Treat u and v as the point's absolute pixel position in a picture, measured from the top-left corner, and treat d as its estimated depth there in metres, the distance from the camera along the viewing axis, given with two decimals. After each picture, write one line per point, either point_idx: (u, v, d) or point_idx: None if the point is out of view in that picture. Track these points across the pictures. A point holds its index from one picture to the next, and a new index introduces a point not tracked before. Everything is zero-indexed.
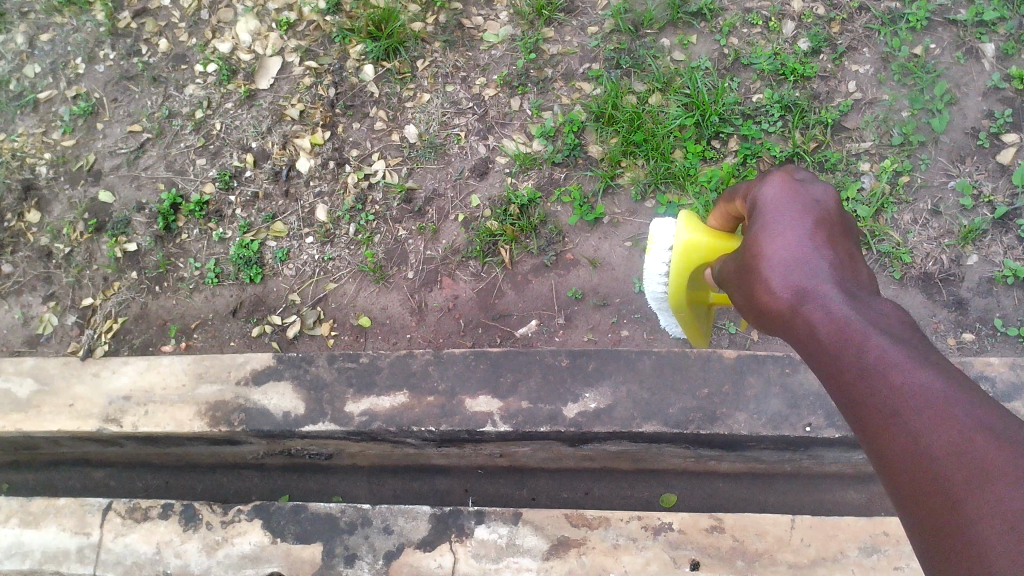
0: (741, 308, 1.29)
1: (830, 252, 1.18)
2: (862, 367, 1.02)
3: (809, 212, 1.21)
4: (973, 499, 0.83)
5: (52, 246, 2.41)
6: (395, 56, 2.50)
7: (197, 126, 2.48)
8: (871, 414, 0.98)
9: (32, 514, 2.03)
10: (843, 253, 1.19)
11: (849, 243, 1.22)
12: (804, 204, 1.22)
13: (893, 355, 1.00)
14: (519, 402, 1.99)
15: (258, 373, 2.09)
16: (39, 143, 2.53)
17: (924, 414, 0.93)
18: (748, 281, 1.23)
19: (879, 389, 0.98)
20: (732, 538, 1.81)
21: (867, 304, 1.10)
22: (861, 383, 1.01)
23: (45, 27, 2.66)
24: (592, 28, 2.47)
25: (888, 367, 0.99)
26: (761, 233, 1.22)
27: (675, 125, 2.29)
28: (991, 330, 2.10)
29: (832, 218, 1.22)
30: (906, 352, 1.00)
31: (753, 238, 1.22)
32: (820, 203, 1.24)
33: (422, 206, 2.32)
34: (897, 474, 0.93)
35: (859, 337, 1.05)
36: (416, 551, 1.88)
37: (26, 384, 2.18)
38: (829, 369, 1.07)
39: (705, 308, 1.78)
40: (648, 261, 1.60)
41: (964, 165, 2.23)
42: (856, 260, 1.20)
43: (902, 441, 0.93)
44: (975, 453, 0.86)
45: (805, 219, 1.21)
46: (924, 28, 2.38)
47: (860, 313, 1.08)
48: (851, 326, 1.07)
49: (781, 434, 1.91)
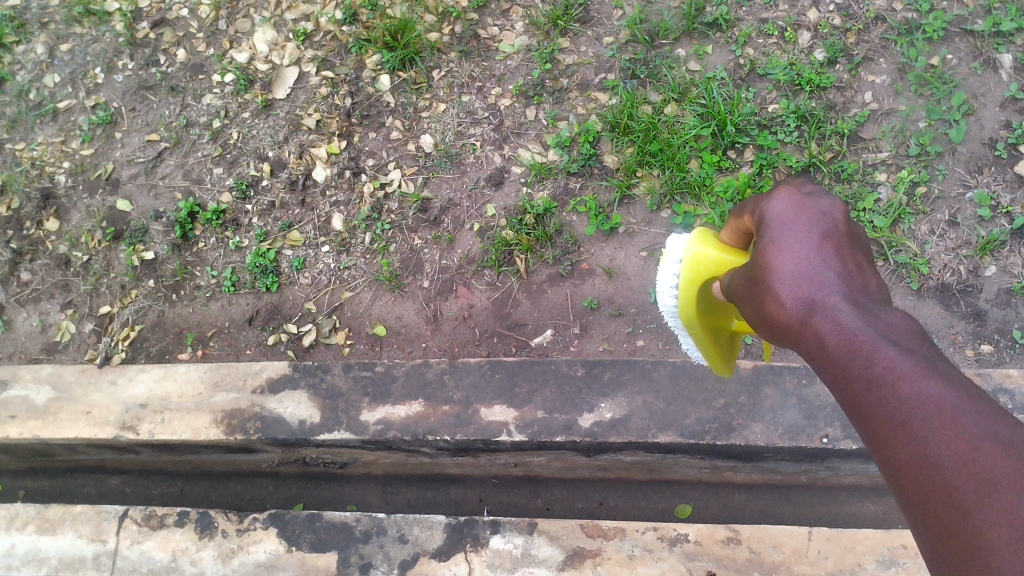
0: (750, 319, 1.28)
1: (838, 263, 1.16)
2: (869, 378, 1.01)
3: (817, 225, 1.20)
4: (984, 511, 0.83)
5: (70, 253, 2.43)
6: (411, 66, 2.51)
7: (214, 135, 2.50)
8: (879, 424, 0.97)
9: (49, 521, 2.04)
10: (852, 262, 1.18)
11: (857, 254, 1.20)
12: (811, 215, 1.21)
13: (900, 365, 0.99)
14: (534, 412, 1.99)
15: (275, 381, 2.10)
16: (58, 152, 2.55)
17: (931, 423, 0.92)
18: (756, 294, 1.22)
19: (886, 399, 0.97)
20: (749, 550, 1.80)
21: (875, 313, 1.09)
22: (868, 393, 1.00)
23: (65, 38, 2.69)
24: (608, 38, 2.48)
25: (895, 377, 0.98)
26: (769, 247, 1.20)
27: (691, 135, 2.29)
28: (1010, 342, 2.07)
29: (838, 229, 1.21)
30: (914, 361, 0.99)
31: (760, 251, 1.21)
32: (827, 213, 1.22)
33: (438, 215, 2.33)
34: (906, 483, 0.92)
35: (868, 348, 1.03)
36: (431, 561, 1.88)
37: (44, 391, 2.19)
38: (837, 380, 1.06)
39: (732, 338, 1.75)
40: (659, 271, 1.60)
41: (982, 176, 2.22)
42: (865, 270, 1.18)
43: (909, 452, 0.92)
44: (983, 463, 0.85)
45: (812, 231, 1.19)
46: (941, 39, 2.37)
47: (868, 324, 1.07)
48: (858, 337, 1.06)
49: (798, 445, 1.91)
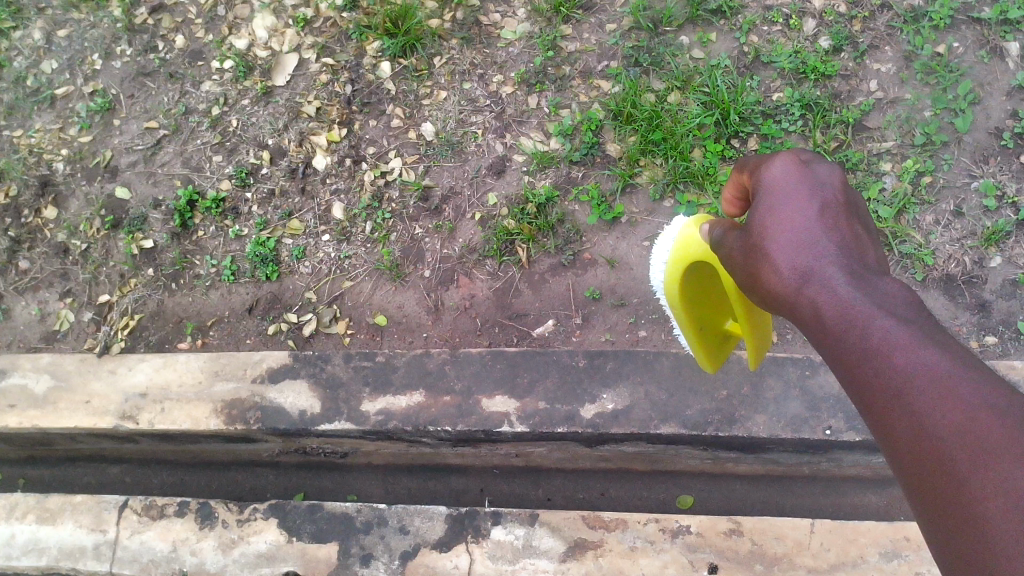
0: (741, 284, 1.24)
1: (833, 230, 1.13)
2: (866, 349, 0.98)
3: (812, 189, 1.15)
4: (981, 485, 0.81)
5: (69, 242, 2.42)
6: (412, 53, 2.49)
7: (214, 123, 2.48)
8: (873, 394, 0.95)
9: (50, 511, 2.04)
10: (848, 229, 1.14)
11: (852, 218, 1.16)
12: (807, 178, 1.17)
13: (898, 336, 0.96)
14: (536, 403, 1.98)
15: (275, 371, 2.09)
16: (56, 139, 2.54)
17: (927, 395, 0.90)
18: (749, 261, 1.18)
19: (882, 371, 0.95)
20: (751, 542, 1.80)
21: (872, 282, 1.05)
22: (864, 364, 0.97)
23: (62, 23, 2.67)
24: (610, 25, 2.45)
25: (891, 347, 0.96)
26: (764, 212, 1.16)
27: (694, 123, 2.27)
28: (1015, 333, 2.05)
29: (834, 194, 1.16)
30: (911, 331, 0.96)
31: (754, 216, 1.17)
32: (825, 179, 1.17)
33: (439, 204, 2.31)
34: (901, 455, 0.91)
35: (864, 319, 1.00)
36: (433, 552, 1.87)
37: (43, 380, 2.18)
38: (832, 351, 1.03)
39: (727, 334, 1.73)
40: (655, 248, 1.58)
41: (988, 166, 2.20)
42: (861, 237, 1.14)
43: (905, 424, 0.91)
44: (981, 434, 0.84)
45: (807, 195, 1.15)
46: (947, 27, 2.34)
47: (863, 292, 1.04)
48: (854, 307, 1.03)
49: (801, 437, 1.90)
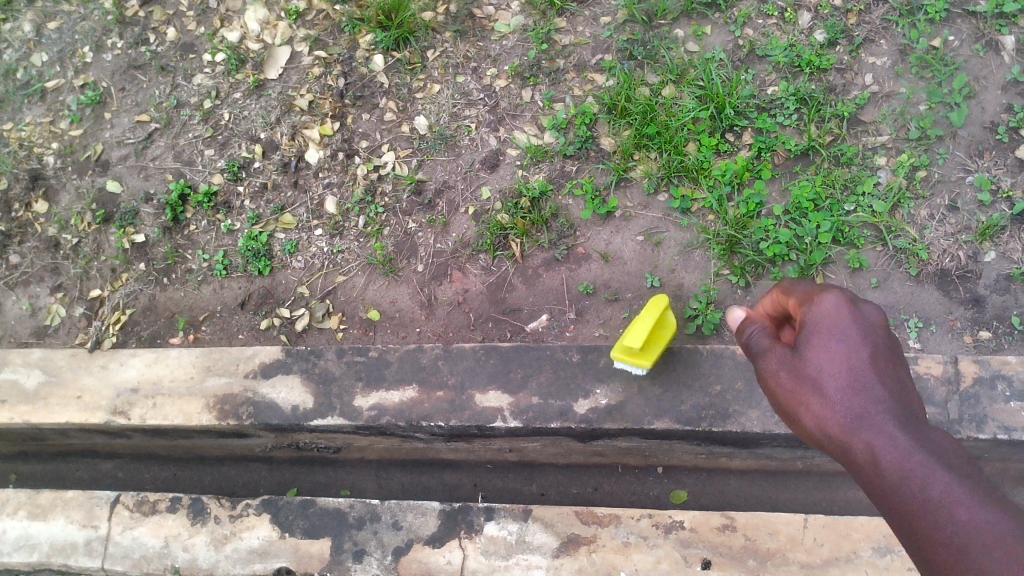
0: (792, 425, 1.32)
1: (884, 383, 1.22)
2: (925, 501, 1.06)
3: (864, 339, 1.26)
4: None
5: (59, 236, 2.40)
6: (405, 46, 2.47)
7: (205, 116, 2.46)
8: (933, 548, 1.03)
9: (41, 506, 2.03)
10: (898, 382, 1.24)
11: (899, 370, 1.26)
12: (860, 327, 1.27)
13: (956, 492, 1.04)
14: (529, 398, 1.97)
15: (267, 366, 2.08)
16: (47, 132, 2.52)
17: (987, 550, 0.97)
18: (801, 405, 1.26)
19: (943, 527, 1.03)
20: (744, 537, 1.80)
21: (924, 437, 1.14)
22: (923, 518, 1.05)
23: (52, 15, 2.64)
24: (605, 18, 2.44)
25: (950, 503, 1.04)
26: (817, 359, 1.26)
27: (689, 117, 2.26)
28: (1008, 328, 2.04)
29: (883, 345, 1.27)
30: (966, 489, 1.05)
31: (806, 360, 1.26)
32: (875, 321, 1.28)
33: (432, 198, 2.30)
34: None
35: (921, 472, 1.09)
36: (425, 547, 1.87)
37: (34, 375, 2.17)
38: (887, 500, 1.11)
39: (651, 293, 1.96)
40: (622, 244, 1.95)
41: (982, 160, 2.19)
42: (908, 389, 1.24)
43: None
44: None
45: (859, 344, 1.25)
46: (943, 20, 2.33)
47: (919, 443, 1.13)
48: (911, 459, 1.11)
49: (795, 432, 1.89)
